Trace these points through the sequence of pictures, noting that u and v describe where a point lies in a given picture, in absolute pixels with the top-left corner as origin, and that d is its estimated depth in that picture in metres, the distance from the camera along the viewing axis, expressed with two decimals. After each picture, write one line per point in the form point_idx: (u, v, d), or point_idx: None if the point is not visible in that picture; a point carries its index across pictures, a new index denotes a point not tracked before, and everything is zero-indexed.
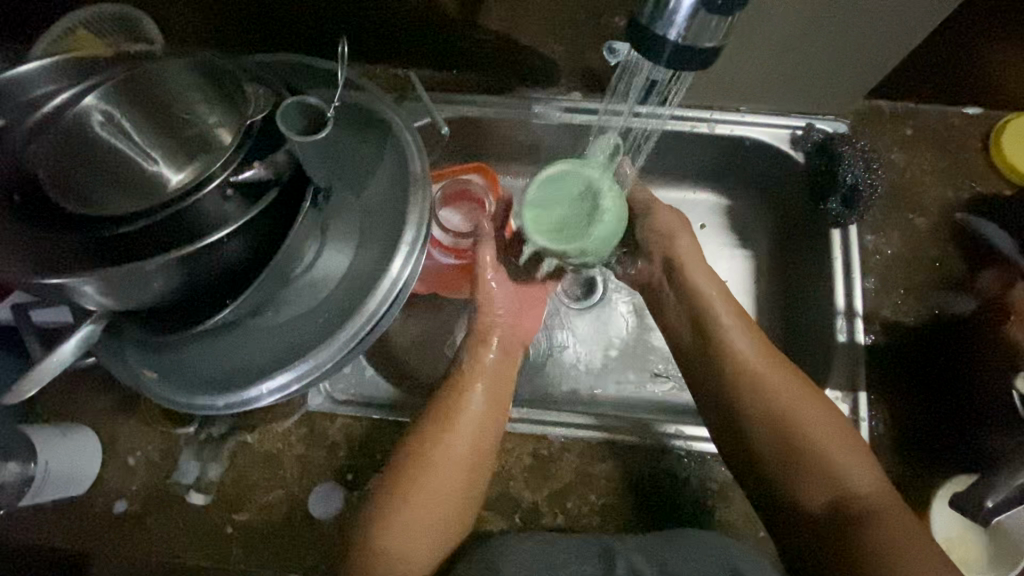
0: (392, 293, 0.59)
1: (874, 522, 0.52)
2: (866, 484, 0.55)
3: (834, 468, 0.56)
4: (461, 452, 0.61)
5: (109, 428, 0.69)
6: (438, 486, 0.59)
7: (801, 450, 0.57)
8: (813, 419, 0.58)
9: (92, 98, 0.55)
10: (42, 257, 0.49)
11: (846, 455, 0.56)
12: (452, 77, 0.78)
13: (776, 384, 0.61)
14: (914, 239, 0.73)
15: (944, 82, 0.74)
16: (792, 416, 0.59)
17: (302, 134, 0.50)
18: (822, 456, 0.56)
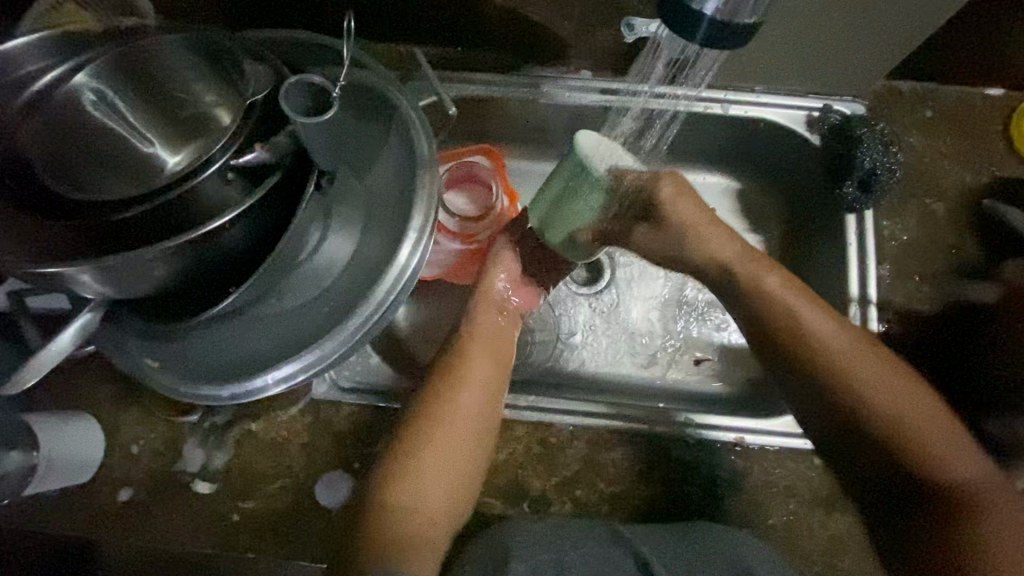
0: (401, 281, 0.58)
1: (978, 520, 0.51)
2: (967, 475, 0.53)
3: (943, 461, 0.53)
4: (469, 425, 0.62)
5: (111, 417, 0.68)
6: (447, 452, 0.61)
7: (897, 446, 0.55)
8: (918, 410, 0.55)
9: (84, 76, 0.52)
10: (36, 244, 0.48)
11: (943, 442, 0.54)
12: (458, 54, 0.76)
13: (878, 377, 0.57)
14: (931, 225, 0.72)
15: (966, 62, 0.71)
16: (899, 408, 0.56)
17: (306, 115, 0.47)
18: (929, 452, 0.54)
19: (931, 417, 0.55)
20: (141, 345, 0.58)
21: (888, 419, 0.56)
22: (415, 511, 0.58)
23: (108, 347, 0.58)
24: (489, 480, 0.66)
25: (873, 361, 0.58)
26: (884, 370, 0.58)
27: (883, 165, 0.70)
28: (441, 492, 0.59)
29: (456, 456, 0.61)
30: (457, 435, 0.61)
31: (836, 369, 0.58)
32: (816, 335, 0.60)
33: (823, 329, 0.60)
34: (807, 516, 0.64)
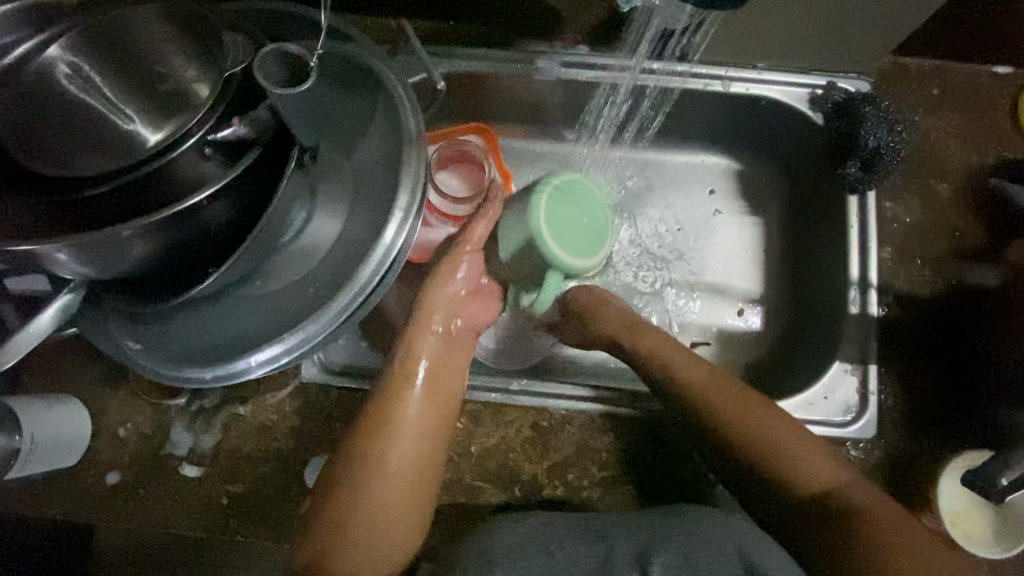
0: (387, 262, 0.56)
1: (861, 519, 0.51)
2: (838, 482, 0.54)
3: (806, 476, 0.55)
4: (405, 447, 0.58)
5: (97, 399, 0.67)
6: (396, 477, 0.57)
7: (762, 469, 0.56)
8: (778, 431, 0.57)
9: (58, 49, 0.50)
10: (9, 223, 0.46)
11: (805, 451, 0.56)
12: (449, 29, 0.73)
13: (739, 402, 0.60)
14: (934, 207, 0.70)
15: (976, 37, 0.69)
16: (763, 430, 0.58)
17: (283, 86, 0.45)
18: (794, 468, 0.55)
19: (776, 423, 0.58)
20: (123, 326, 0.56)
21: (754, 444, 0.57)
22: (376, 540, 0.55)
23: (90, 328, 0.56)
24: (480, 464, 0.65)
25: (732, 389, 0.61)
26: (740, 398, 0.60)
27: (886, 144, 0.68)
28: (393, 519, 0.56)
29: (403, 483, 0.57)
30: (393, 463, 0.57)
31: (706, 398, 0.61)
32: (673, 367, 0.63)
33: (679, 355, 0.64)
34: None
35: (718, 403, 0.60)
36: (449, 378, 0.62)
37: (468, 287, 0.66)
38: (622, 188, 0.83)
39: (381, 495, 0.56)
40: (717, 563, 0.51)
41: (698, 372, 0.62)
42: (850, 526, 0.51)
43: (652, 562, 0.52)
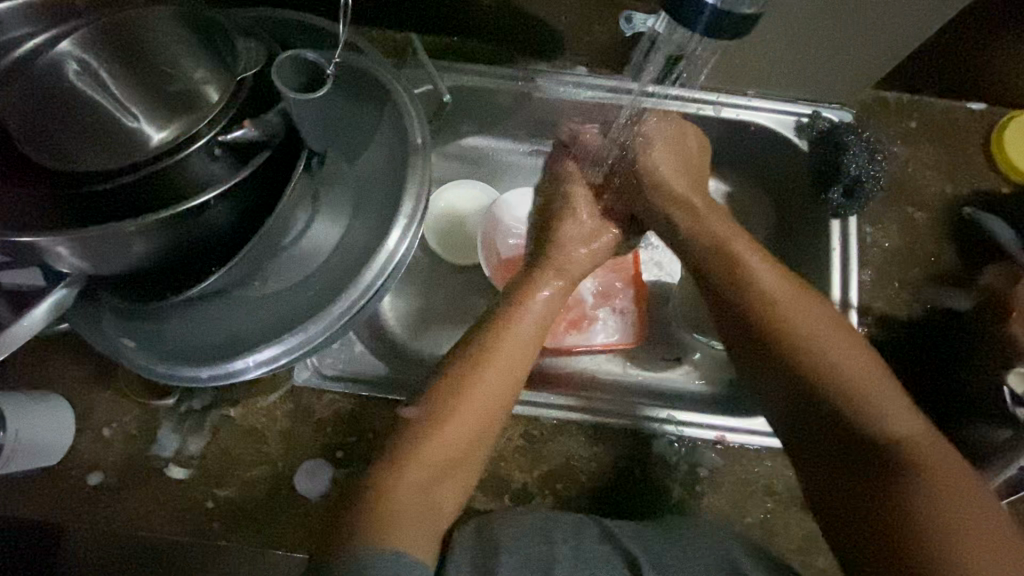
0: (389, 266, 0.57)
1: (920, 474, 0.47)
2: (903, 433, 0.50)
3: (883, 415, 0.51)
4: (491, 403, 0.59)
5: (83, 398, 0.66)
6: (461, 431, 0.58)
7: (821, 387, 0.54)
8: (856, 369, 0.54)
9: (70, 44, 0.51)
10: (10, 212, 0.46)
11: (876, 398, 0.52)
12: (455, 44, 0.76)
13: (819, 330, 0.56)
14: (912, 232, 0.73)
15: (950, 76, 0.73)
16: (824, 361, 0.54)
17: (298, 91, 0.46)
18: (845, 392, 0.53)
19: (856, 361, 0.54)
20: (119, 323, 0.56)
21: (818, 362, 0.54)
22: (423, 491, 0.55)
23: (84, 326, 0.56)
24: None
25: (797, 306, 0.58)
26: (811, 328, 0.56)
27: (867, 173, 0.72)
28: (430, 469, 0.56)
29: (472, 446, 0.58)
30: (478, 413, 0.58)
31: (763, 315, 0.58)
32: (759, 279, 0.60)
33: (771, 284, 0.60)
34: (784, 514, 0.64)
35: (809, 331, 0.56)
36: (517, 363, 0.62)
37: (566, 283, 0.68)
38: None
39: (445, 447, 0.57)
40: (703, 562, 0.52)
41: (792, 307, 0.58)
42: (911, 488, 0.47)
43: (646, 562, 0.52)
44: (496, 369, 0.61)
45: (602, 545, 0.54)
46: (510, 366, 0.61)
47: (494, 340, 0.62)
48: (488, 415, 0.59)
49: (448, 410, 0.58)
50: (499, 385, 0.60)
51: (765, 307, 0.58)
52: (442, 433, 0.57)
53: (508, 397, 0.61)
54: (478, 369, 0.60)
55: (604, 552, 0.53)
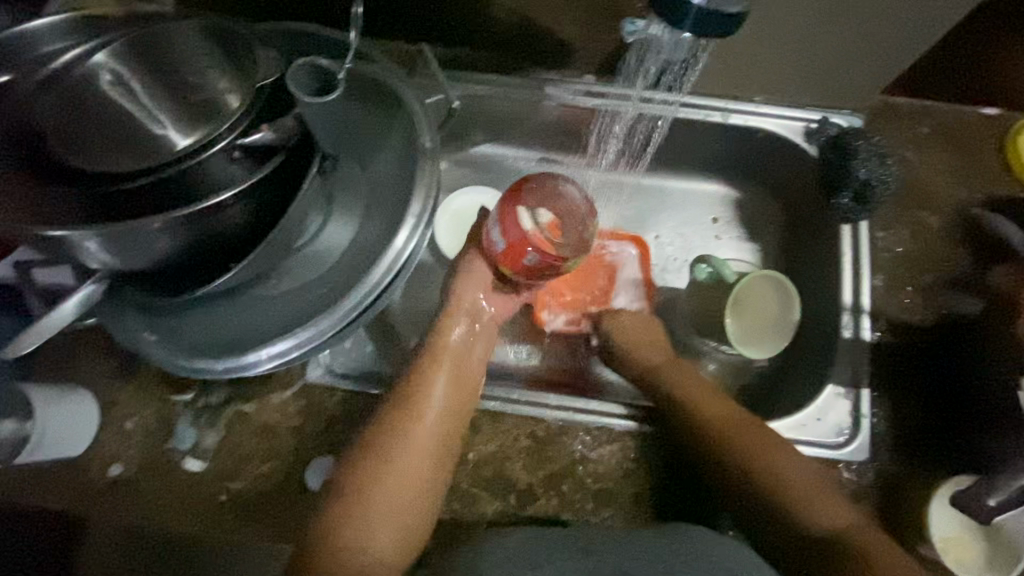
0: (397, 263, 0.59)
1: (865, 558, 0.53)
2: (852, 522, 0.56)
3: (822, 512, 0.57)
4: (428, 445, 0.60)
5: (106, 392, 0.68)
6: (408, 475, 0.58)
7: (760, 490, 0.60)
8: (796, 475, 0.60)
9: (104, 56, 0.53)
10: (39, 209, 0.48)
11: (818, 495, 0.58)
12: (468, 55, 0.78)
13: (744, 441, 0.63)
14: (925, 238, 0.72)
15: (961, 82, 0.73)
16: (759, 467, 0.61)
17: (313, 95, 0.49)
18: (785, 491, 0.59)
19: (791, 462, 0.61)
20: (140, 318, 0.58)
21: (756, 469, 0.61)
22: (374, 538, 0.55)
23: (108, 321, 0.58)
24: (476, 471, 0.65)
25: (726, 420, 0.65)
26: (740, 436, 0.63)
27: (877, 176, 0.71)
28: (376, 519, 0.56)
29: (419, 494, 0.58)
30: (415, 458, 0.59)
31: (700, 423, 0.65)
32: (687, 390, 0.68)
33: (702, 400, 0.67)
34: None
35: (742, 442, 0.63)
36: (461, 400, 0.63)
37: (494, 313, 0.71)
38: (625, 211, 0.86)
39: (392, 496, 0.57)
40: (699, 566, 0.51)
41: (724, 418, 0.65)
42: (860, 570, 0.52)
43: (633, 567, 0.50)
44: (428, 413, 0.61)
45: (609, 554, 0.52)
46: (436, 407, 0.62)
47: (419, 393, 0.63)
48: (430, 457, 0.60)
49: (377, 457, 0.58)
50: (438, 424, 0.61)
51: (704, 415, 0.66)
52: (377, 482, 0.57)
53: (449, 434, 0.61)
54: (415, 409, 0.61)
55: (612, 562, 0.51)
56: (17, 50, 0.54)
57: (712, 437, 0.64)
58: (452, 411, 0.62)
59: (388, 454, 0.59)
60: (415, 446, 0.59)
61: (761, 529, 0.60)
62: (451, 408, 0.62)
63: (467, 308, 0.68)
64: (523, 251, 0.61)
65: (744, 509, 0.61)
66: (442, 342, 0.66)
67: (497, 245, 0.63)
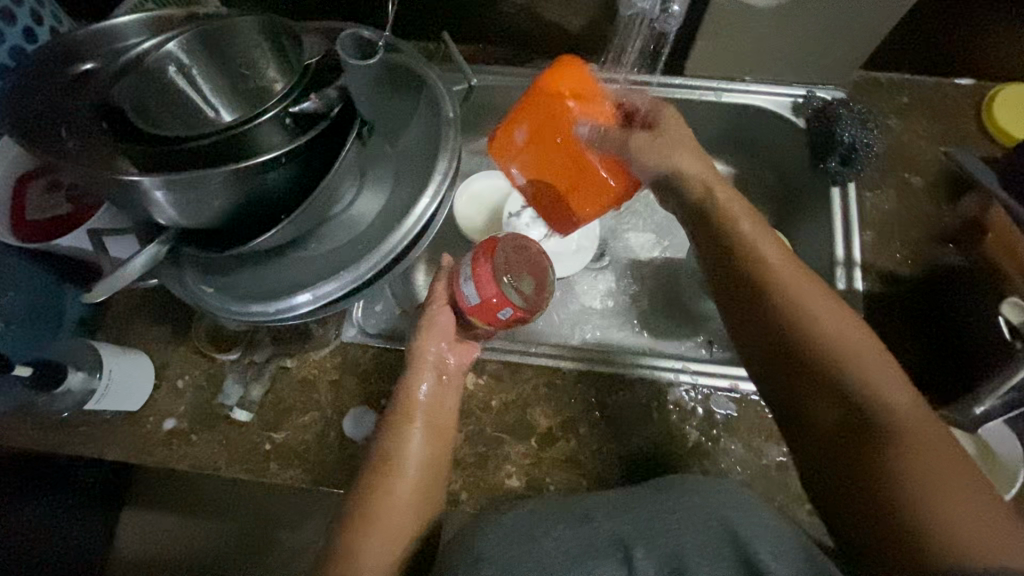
0: (425, 217, 0.66)
1: (896, 440, 0.50)
2: (897, 402, 0.52)
3: (866, 386, 0.53)
4: (415, 483, 0.61)
5: (160, 355, 0.75)
6: (400, 516, 0.59)
7: (801, 354, 0.56)
8: (845, 341, 0.55)
9: (174, 45, 0.61)
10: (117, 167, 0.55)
11: (866, 366, 0.54)
12: (481, 49, 0.87)
13: (815, 307, 0.56)
14: (910, 196, 0.78)
15: (934, 55, 0.80)
16: (808, 330, 0.56)
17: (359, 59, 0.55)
18: (831, 360, 0.54)
19: (844, 328, 0.55)
20: (197, 275, 0.65)
21: (805, 334, 0.56)
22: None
23: (168, 280, 0.65)
24: (500, 417, 0.71)
25: (788, 276, 0.58)
26: (797, 292, 0.57)
27: (861, 141, 0.77)
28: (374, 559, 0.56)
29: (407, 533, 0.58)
30: (403, 501, 0.59)
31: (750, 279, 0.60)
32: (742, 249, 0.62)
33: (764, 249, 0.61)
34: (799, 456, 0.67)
35: (799, 297, 0.57)
36: (440, 445, 0.64)
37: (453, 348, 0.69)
38: None
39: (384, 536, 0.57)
40: (703, 537, 0.52)
41: (784, 272, 0.59)
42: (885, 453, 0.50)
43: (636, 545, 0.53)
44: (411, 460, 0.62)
45: (609, 522, 0.56)
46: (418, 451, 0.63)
47: (398, 443, 0.62)
48: (415, 499, 0.60)
49: (368, 504, 0.59)
50: (423, 466, 0.62)
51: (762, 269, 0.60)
52: (369, 529, 0.57)
53: (434, 471, 0.63)
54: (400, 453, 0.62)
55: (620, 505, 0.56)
56: (101, 42, 0.63)
57: (763, 293, 0.59)
58: (435, 452, 0.64)
59: (377, 498, 0.59)
60: (401, 489, 0.60)
61: (786, 398, 0.57)
62: (431, 457, 0.63)
63: (433, 362, 0.67)
64: (500, 306, 0.64)
65: (780, 377, 0.57)
66: (410, 394, 0.65)
67: (473, 301, 0.65)
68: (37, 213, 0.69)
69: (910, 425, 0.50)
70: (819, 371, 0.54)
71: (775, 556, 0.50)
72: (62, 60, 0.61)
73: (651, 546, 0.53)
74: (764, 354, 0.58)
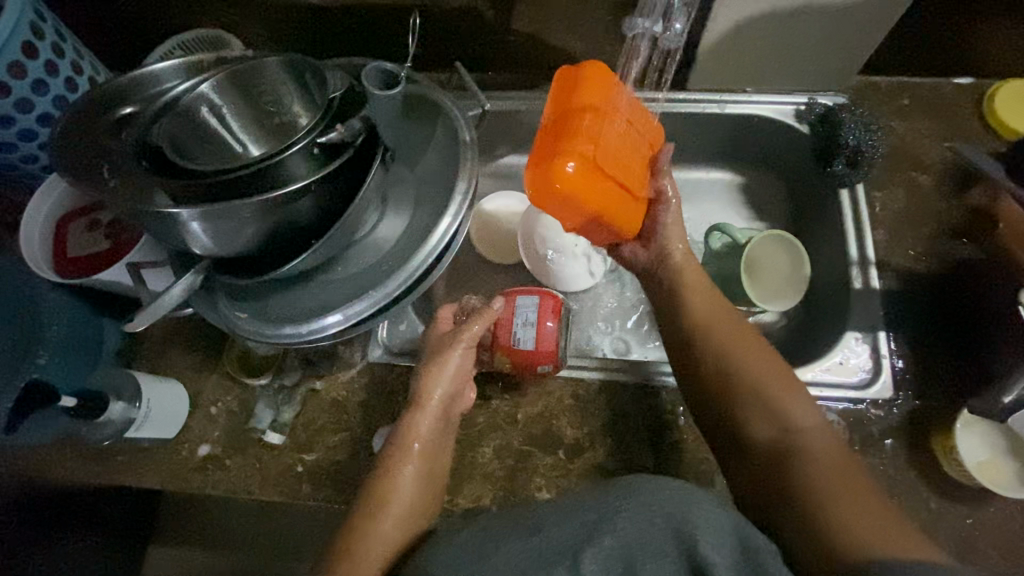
0: (445, 240, 0.68)
1: (806, 463, 0.55)
2: (808, 425, 0.57)
3: (781, 411, 0.59)
4: (400, 524, 0.61)
5: (193, 383, 0.77)
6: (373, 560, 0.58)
7: (722, 375, 0.62)
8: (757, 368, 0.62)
9: (208, 88, 0.65)
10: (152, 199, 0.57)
11: (788, 396, 0.59)
12: (489, 77, 0.91)
13: (759, 367, 0.62)
14: (919, 194, 0.79)
15: (931, 57, 0.82)
16: (728, 354, 0.63)
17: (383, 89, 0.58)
18: (751, 387, 0.61)
19: (762, 357, 0.62)
20: (229, 302, 0.68)
21: (722, 359, 0.63)
22: None
23: (202, 306, 0.68)
24: (527, 430, 0.71)
25: (712, 309, 0.67)
26: (721, 321, 0.66)
27: (865, 143, 0.78)
28: None
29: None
30: (383, 539, 0.59)
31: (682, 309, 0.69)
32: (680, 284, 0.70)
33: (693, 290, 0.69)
34: None
35: (720, 326, 0.65)
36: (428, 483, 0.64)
37: (464, 373, 0.69)
38: None
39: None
40: None
41: (703, 304, 0.68)
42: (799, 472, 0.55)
43: (581, 550, 0.47)
44: (401, 497, 0.62)
45: None
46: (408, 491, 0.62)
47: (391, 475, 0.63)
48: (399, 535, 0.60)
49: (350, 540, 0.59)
50: (411, 506, 0.62)
51: (699, 312, 0.67)
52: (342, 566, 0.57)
53: (417, 513, 0.62)
54: (389, 495, 0.62)
55: None
56: (140, 87, 0.68)
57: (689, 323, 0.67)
58: (422, 493, 0.64)
59: (353, 538, 0.59)
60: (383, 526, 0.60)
61: (715, 419, 0.63)
62: (421, 494, 0.63)
63: (437, 403, 0.66)
64: (540, 360, 0.69)
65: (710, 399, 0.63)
66: (412, 435, 0.65)
67: (527, 346, 0.69)
68: (78, 250, 0.72)
69: (820, 450, 0.55)
70: (738, 389, 0.61)
71: (719, 549, 0.45)
72: (106, 106, 0.66)
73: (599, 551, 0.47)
74: (698, 380, 0.65)
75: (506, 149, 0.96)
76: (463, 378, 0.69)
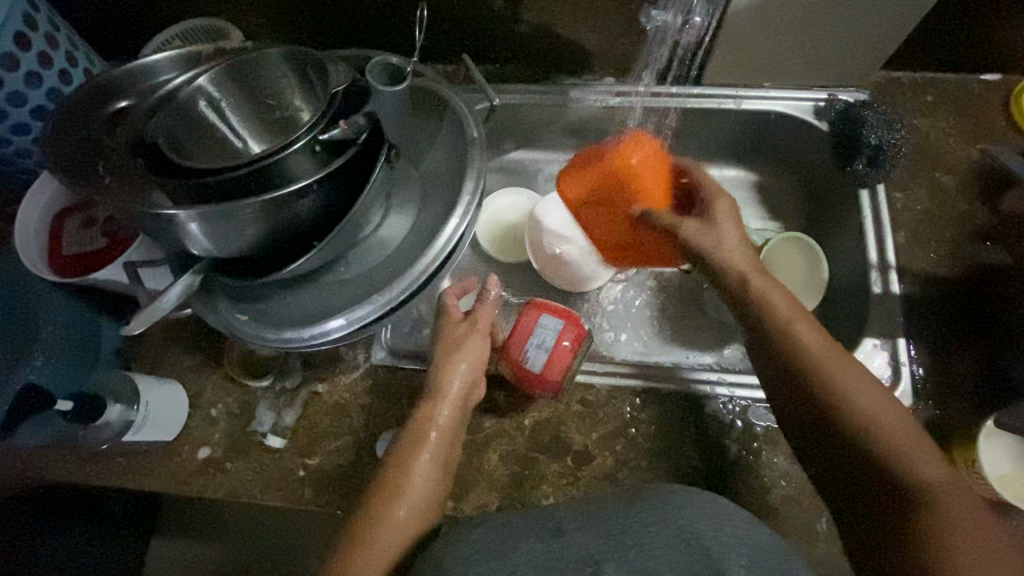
0: (452, 242, 0.66)
1: (947, 522, 0.44)
2: (935, 476, 0.47)
3: (904, 455, 0.49)
4: (408, 524, 0.58)
5: (192, 384, 0.75)
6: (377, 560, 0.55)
7: (826, 404, 0.53)
8: (871, 400, 0.52)
9: (206, 81, 0.62)
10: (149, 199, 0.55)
11: (910, 438, 0.49)
12: (497, 69, 0.88)
13: (867, 393, 0.52)
14: (941, 195, 0.76)
15: (957, 52, 0.78)
16: (832, 379, 0.54)
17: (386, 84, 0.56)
18: (864, 420, 0.51)
19: (878, 388, 0.52)
20: (230, 304, 0.66)
21: (829, 384, 0.53)
22: None
23: (202, 308, 0.66)
24: (535, 436, 0.70)
25: (806, 326, 0.58)
26: (820, 342, 0.56)
27: (888, 141, 0.75)
28: None
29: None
30: (390, 537, 0.57)
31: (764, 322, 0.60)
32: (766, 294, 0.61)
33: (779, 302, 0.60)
34: None
35: (820, 347, 0.56)
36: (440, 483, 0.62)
37: (477, 372, 0.67)
38: None
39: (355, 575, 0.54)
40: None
41: (802, 321, 0.58)
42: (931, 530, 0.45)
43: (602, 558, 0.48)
44: (411, 496, 0.59)
45: None
46: (419, 487, 0.60)
47: (402, 470, 0.61)
48: (407, 534, 0.58)
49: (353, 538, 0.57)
50: (421, 506, 0.60)
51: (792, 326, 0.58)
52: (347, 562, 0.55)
53: (427, 513, 0.60)
54: (396, 493, 0.59)
55: None
56: (135, 79, 0.65)
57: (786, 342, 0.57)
58: (434, 492, 0.61)
59: (359, 536, 0.57)
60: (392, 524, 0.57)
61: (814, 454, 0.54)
62: (431, 493, 0.61)
63: (463, 392, 0.66)
64: (543, 383, 0.68)
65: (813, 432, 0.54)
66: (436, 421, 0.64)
67: (534, 367, 0.68)
68: (76, 248, 0.70)
69: (962, 507, 0.45)
70: (849, 424, 0.51)
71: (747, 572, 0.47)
72: (100, 100, 0.64)
73: (623, 564, 0.48)
74: (794, 406, 0.56)
75: (513, 144, 0.94)
76: (475, 375, 0.67)
